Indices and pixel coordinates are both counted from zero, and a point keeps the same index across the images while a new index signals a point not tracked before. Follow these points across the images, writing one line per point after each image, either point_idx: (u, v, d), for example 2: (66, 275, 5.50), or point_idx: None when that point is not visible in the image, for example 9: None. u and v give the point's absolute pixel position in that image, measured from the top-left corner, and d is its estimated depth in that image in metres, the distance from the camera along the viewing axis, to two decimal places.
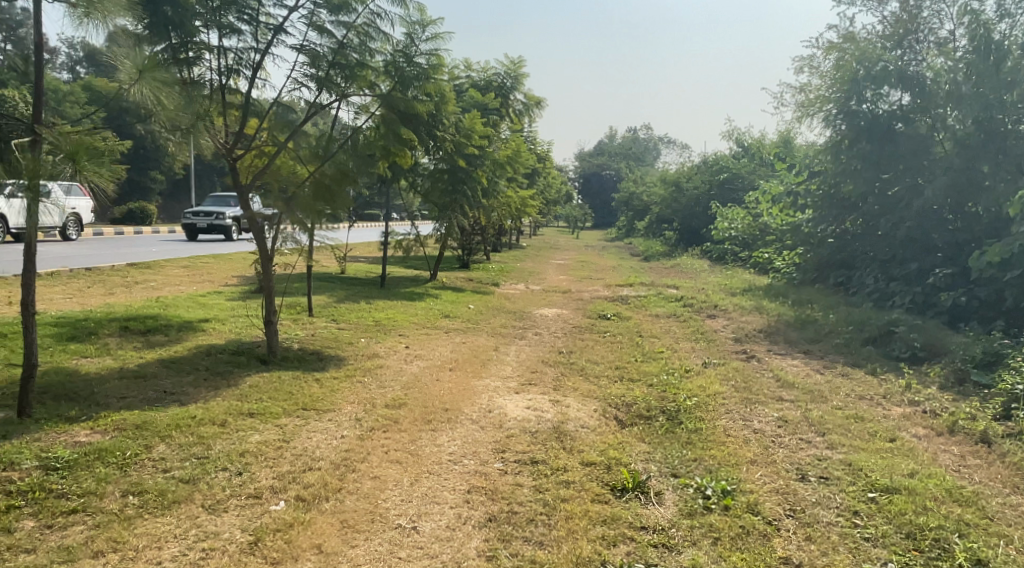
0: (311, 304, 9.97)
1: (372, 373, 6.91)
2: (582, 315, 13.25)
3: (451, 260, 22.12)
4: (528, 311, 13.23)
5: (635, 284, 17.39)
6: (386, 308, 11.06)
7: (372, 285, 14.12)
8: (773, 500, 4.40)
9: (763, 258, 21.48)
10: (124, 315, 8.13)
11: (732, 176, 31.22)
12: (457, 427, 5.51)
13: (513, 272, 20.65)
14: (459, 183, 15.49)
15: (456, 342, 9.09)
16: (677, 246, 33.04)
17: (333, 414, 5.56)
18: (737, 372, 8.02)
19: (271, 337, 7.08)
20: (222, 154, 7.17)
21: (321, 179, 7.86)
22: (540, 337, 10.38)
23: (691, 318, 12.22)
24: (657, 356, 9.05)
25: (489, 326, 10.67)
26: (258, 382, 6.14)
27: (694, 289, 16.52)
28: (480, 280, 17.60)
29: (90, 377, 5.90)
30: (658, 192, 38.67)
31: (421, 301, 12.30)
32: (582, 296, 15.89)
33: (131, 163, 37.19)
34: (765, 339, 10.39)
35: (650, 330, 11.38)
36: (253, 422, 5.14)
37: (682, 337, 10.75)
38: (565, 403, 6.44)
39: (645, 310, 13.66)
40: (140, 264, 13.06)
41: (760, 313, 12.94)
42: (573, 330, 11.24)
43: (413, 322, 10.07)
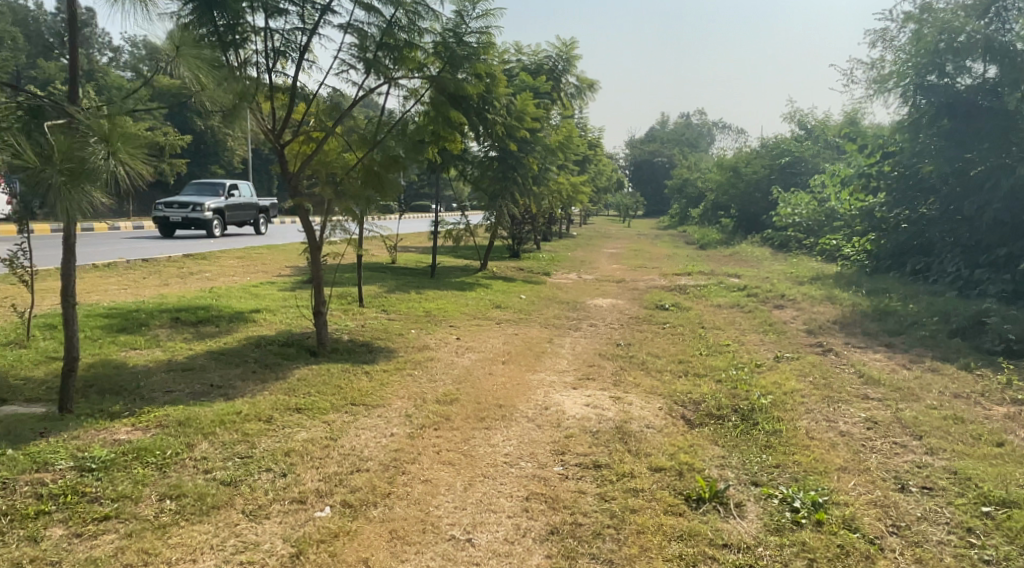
0: (362, 294, 9.74)
1: (422, 366, 6.59)
2: (638, 305, 12.71)
3: (503, 249, 21.76)
4: (583, 301, 12.76)
5: (694, 273, 16.71)
6: (437, 298, 10.75)
7: (423, 275, 13.85)
8: (872, 514, 3.90)
9: (831, 245, 20.50)
10: (175, 305, 8.01)
11: (794, 159, 29.96)
12: (513, 426, 5.13)
13: (565, 261, 20.16)
14: (509, 169, 15.25)
15: (510, 333, 8.73)
16: (736, 234, 31.96)
17: (382, 410, 5.24)
18: (812, 367, 7.42)
19: (320, 329, 6.83)
20: (269, 141, 6.92)
21: (369, 166, 7.57)
22: (596, 328, 9.91)
23: (757, 309, 11.58)
24: (722, 349, 8.50)
25: (543, 317, 10.27)
26: (306, 375, 5.88)
27: (757, 278, 15.77)
28: (532, 269, 17.18)
29: (136, 370, 5.71)
30: (715, 178, 37.50)
31: (472, 292, 11.96)
32: (638, 285, 15.35)
33: (191, 158, 38.05)
34: (839, 331, 9.70)
35: (713, 321, 10.81)
36: (300, 418, 4.85)
37: (748, 328, 10.13)
38: (628, 400, 6.00)
39: (707, 300, 13.05)
40: (196, 255, 13.10)
41: (830, 303, 12.18)
42: (631, 321, 10.74)
43: (464, 313, 9.75)
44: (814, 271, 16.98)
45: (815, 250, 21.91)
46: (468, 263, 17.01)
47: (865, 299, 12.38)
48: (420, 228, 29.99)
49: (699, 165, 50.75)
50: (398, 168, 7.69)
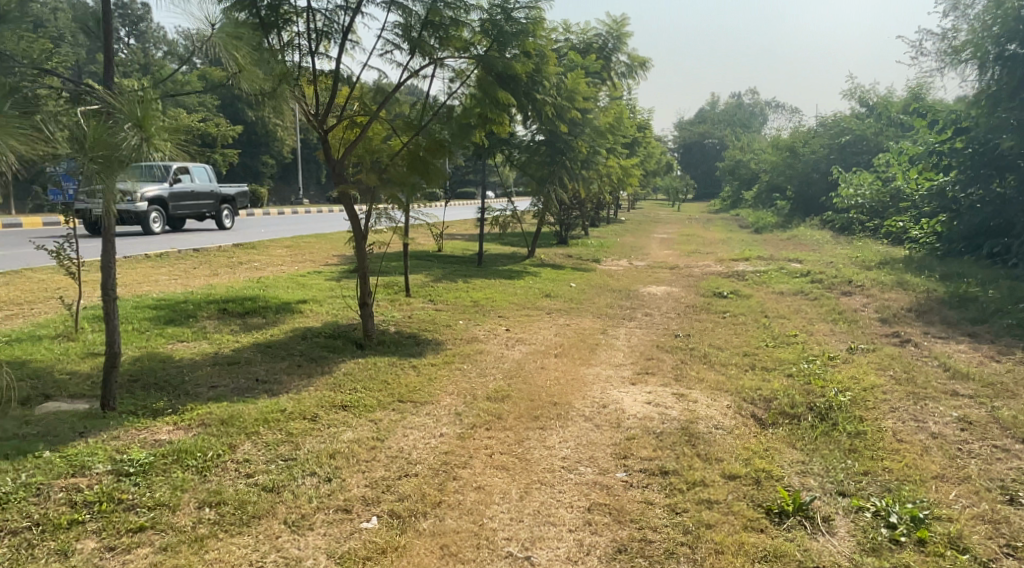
0: (408, 284, 9.52)
1: (472, 361, 6.32)
2: (694, 293, 12.23)
3: (551, 235, 21.40)
4: (636, 289, 12.34)
5: (751, 258, 16.08)
6: (485, 287, 10.48)
7: (470, 263, 13.60)
8: (981, 532, 3.48)
9: (898, 227, 19.59)
10: (223, 296, 7.89)
11: (855, 138, 28.73)
12: (569, 426, 4.82)
13: (615, 247, 19.68)
14: (557, 153, 14.86)
15: (562, 323, 8.41)
16: (793, 216, 30.94)
17: (430, 407, 4.98)
18: (889, 362, 6.91)
19: (366, 321, 6.61)
20: (312, 126, 6.68)
21: (415, 150, 7.28)
22: (651, 318, 9.51)
23: (823, 297, 11.01)
24: (788, 341, 8.02)
25: (595, 306, 9.90)
26: (353, 369, 5.66)
27: (819, 263, 15.06)
28: (581, 256, 16.78)
29: (182, 363, 5.56)
30: (770, 159, 36.32)
31: (520, 280, 11.66)
32: (693, 272, 14.83)
33: (243, 148, 38.62)
34: (913, 320, 9.10)
35: (776, 309, 10.29)
36: (346, 416, 4.60)
37: (814, 318, 9.59)
38: (691, 397, 5.62)
39: (767, 287, 12.49)
40: (246, 245, 13.09)
41: (901, 290, 11.49)
42: (687, 310, 10.30)
43: (514, 303, 9.45)
44: (880, 256, 16.16)
45: (880, 233, 20.98)
46: (516, 251, 16.71)
47: (939, 285, 11.65)
48: (466, 214, 29.80)
49: (752, 145, 49.33)
50: (444, 153, 7.39)
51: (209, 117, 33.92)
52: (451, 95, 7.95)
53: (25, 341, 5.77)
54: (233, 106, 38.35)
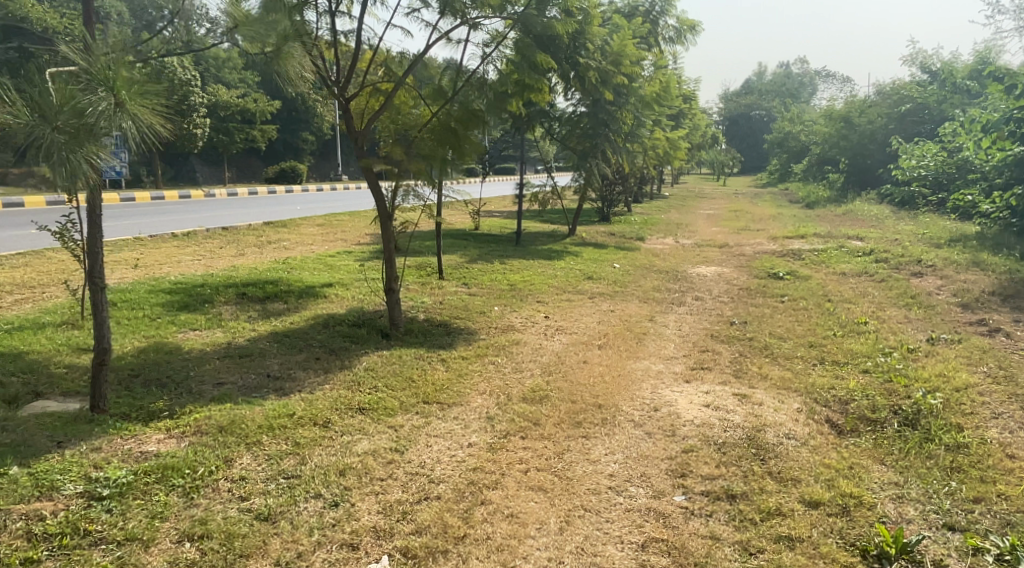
0: (441, 266, 8.97)
1: (508, 354, 5.74)
2: (747, 273, 11.45)
3: (593, 212, 20.63)
4: (683, 269, 11.61)
5: (807, 235, 15.15)
6: (523, 268, 9.86)
7: (508, 242, 13.00)
8: None
9: (966, 202, 18.52)
10: (244, 278, 7.41)
11: (916, 106, 27.14)
12: (616, 434, 4.23)
13: (660, 224, 18.84)
14: (600, 125, 14.11)
15: (605, 309, 7.78)
16: (848, 190, 29.76)
17: (459, 411, 4.42)
18: (978, 357, 6.14)
19: (393, 308, 6.08)
20: (332, 94, 6.07)
21: (445, 121, 6.64)
22: (702, 302, 8.80)
23: (892, 280, 10.18)
24: (858, 330, 7.26)
25: (641, 289, 9.24)
26: (376, 364, 5.12)
27: (883, 240, 14.06)
28: (624, 234, 16.02)
29: (190, 355, 5.07)
30: (822, 130, 34.69)
31: (560, 260, 11.03)
32: (744, 250, 14.01)
33: (282, 124, 38.44)
34: (997, 307, 8.22)
35: (840, 293, 9.51)
36: (362, 421, 4.05)
37: (883, 303, 8.77)
38: (755, 398, 4.95)
39: (827, 267, 11.65)
40: (277, 223, 12.65)
41: (977, 272, 10.54)
42: (741, 293, 9.54)
43: (553, 286, 8.83)
44: (948, 233, 15.10)
45: (947, 207, 19.85)
46: (556, 228, 16.02)
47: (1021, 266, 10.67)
48: (502, 190, 29.12)
49: (803, 116, 47.41)
50: (480, 125, 6.74)
51: (248, 93, 33.71)
52: (485, 60, 7.27)
53: (26, 329, 5.34)
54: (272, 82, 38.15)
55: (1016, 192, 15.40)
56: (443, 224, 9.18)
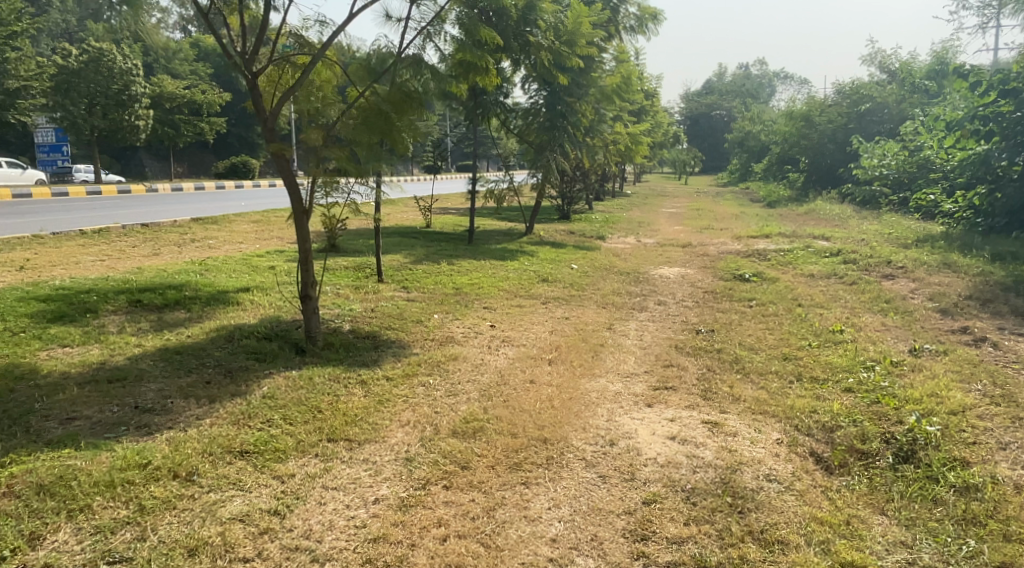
0: (380, 267, 8.08)
1: (442, 373, 4.91)
2: (712, 275, 10.81)
3: (553, 209, 19.90)
4: (645, 270, 10.93)
5: (773, 234, 14.63)
6: (473, 270, 9.03)
7: (460, 240, 12.16)
8: None
9: (929, 201, 18.36)
10: (144, 282, 6.44)
11: (875, 106, 26.98)
12: (563, 480, 3.44)
13: (621, 222, 18.16)
14: (558, 116, 13.40)
15: (559, 316, 7.01)
16: (809, 190, 29.64)
17: (370, 451, 3.56)
18: (969, 371, 5.52)
19: (309, 318, 5.20)
20: (236, 65, 5.15)
21: (374, 105, 5.74)
22: (666, 308, 8.08)
23: (863, 283, 9.65)
24: (835, 340, 6.61)
25: (599, 293, 8.51)
26: (278, 389, 4.23)
27: (849, 240, 13.58)
28: (584, 233, 15.29)
29: (46, 381, 4.14)
30: (782, 129, 34.49)
31: (513, 261, 10.24)
32: (707, 250, 13.41)
33: (232, 117, 36.94)
34: (978, 312, 7.67)
35: (810, 296, 8.92)
36: (240, 471, 3.18)
37: (857, 308, 8.17)
38: (728, 428, 4.21)
39: (794, 268, 11.11)
40: (207, 220, 11.62)
41: (950, 274, 10.05)
42: (706, 297, 8.85)
43: (504, 289, 8.04)
44: (913, 233, 14.74)
45: (909, 206, 19.64)
46: (513, 226, 15.22)
47: (995, 267, 10.22)
48: (455, 188, 28.22)
49: (762, 115, 47.40)
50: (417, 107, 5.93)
51: (195, 83, 32.23)
52: (423, 37, 6.42)
53: None
54: (222, 73, 36.60)
55: (979, 192, 15.51)
56: (382, 221, 8.28)
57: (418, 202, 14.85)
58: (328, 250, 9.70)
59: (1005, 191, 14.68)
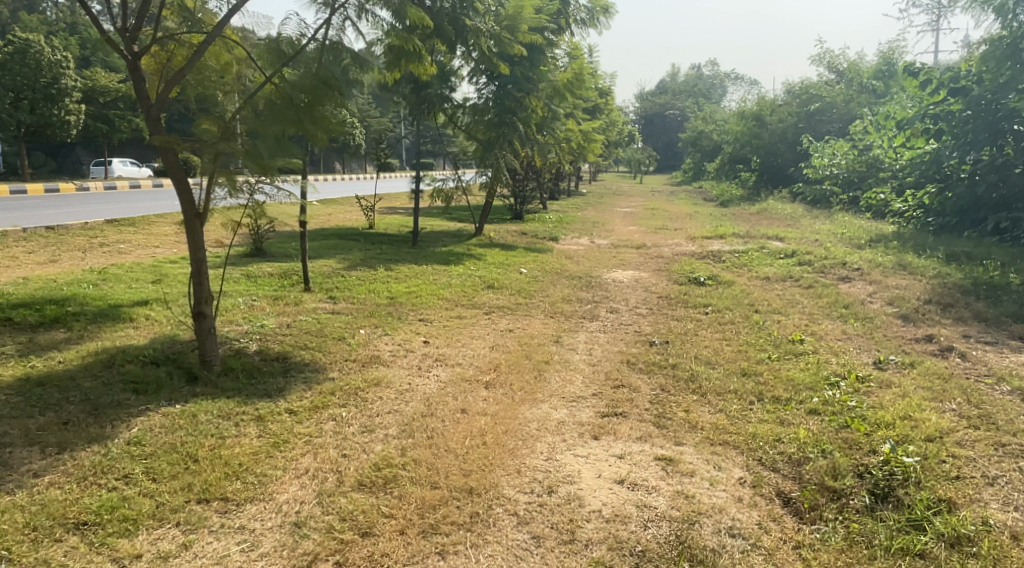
0: (306, 275, 7.34)
1: (359, 403, 4.24)
2: (666, 278, 10.35)
3: (504, 209, 19.29)
4: (597, 274, 10.41)
5: (726, 235, 14.32)
6: (411, 275, 8.36)
7: (403, 243, 11.46)
8: None
9: (879, 200, 18.39)
10: (22, 296, 5.61)
11: (825, 105, 27.10)
12: (488, 545, 2.87)
13: (574, 222, 17.67)
14: (506, 112, 12.78)
15: (501, 329, 6.38)
16: (761, 189, 29.65)
17: (249, 517, 2.93)
18: (942, 387, 5.08)
19: (204, 340, 4.51)
20: (115, 43, 4.42)
21: (284, 92, 5.04)
22: (617, 317, 7.53)
23: (820, 286, 9.28)
24: (798, 352, 6.13)
25: (547, 300, 7.94)
26: (148, 432, 3.53)
27: (804, 240, 13.30)
28: (535, 233, 14.73)
29: None
30: (733, 129, 34.56)
31: (457, 264, 9.60)
32: (661, 251, 12.99)
33: None
34: (940, 318, 7.32)
35: (767, 301, 8.49)
36: (70, 553, 2.64)
37: (816, 314, 7.76)
38: (685, 466, 3.65)
39: (750, 270, 10.72)
40: (123, 221, 10.66)
41: (906, 277, 9.76)
42: (660, 304, 8.35)
43: (443, 297, 7.40)
44: (867, 232, 14.60)
45: (860, 205, 19.63)
46: (462, 227, 14.54)
47: (951, 269, 9.98)
48: (401, 187, 27.30)
49: (713, 115, 47.58)
50: (337, 94, 5.25)
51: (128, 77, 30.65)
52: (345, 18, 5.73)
53: None
54: None
55: (929, 191, 15.45)
56: (308, 223, 7.48)
57: (360, 202, 14.08)
58: (254, 254, 8.91)
59: (954, 190, 14.63)
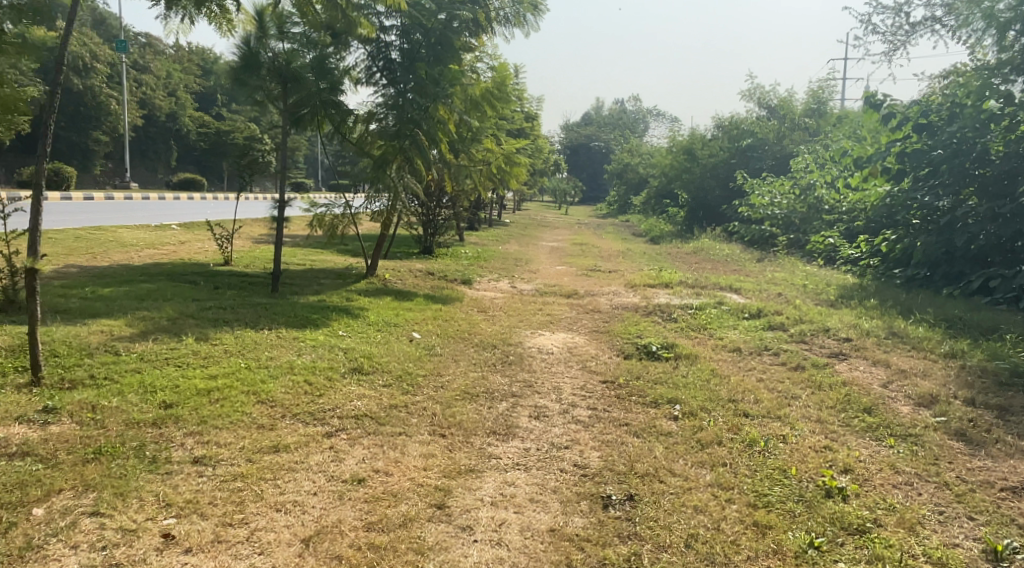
0: (36, 356, 4.43)
1: None
2: (607, 347, 7.83)
3: (414, 240, 16.44)
4: (517, 338, 7.78)
5: (672, 283, 12.01)
6: (237, 351, 5.48)
7: (260, 287, 8.54)
8: None
9: (827, 245, 16.67)
10: None
11: (756, 141, 25.74)
12: None
13: (493, 259, 15.03)
14: (406, 123, 10.04)
15: (343, 476, 3.58)
16: (691, 226, 27.95)
17: None
18: None
19: None
20: None
21: None
22: (546, 432, 4.84)
23: (811, 368, 6.91)
24: (853, 528, 3.60)
25: (439, 395, 5.22)
26: None
27: (763, 293, 11.17)
28: (444, 273, 12.02)
29: None
30: (661, 161, 32.98)
31: (319, 325, 6.76)
32: (597, 303, 10.50)
33: None
34: (1015, 439, 4.96)
35: (753, 394, 6.02)
36: None
37: (831, 424, 5.33)
38: None
39: (711, 337, 8.34)
40: None
41: (910, 354, 7.54)
42: (606, 398, 5.76)
43: (272, 397, 4.59)
44: (827, 283, 12.64)
45: (806, 249, 17.87)
46: (351, 264, 11.64)
47: (964, 345, 7.80)
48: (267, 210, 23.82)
49: (638, 148, 46.33)
50: None
51: None
52: None
53: None
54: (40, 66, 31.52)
55: (888, 237, 13.62)
56: (40, 269, 4.53)
57: (220, 228, 11.11)
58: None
59: (918, 237, 12.84)
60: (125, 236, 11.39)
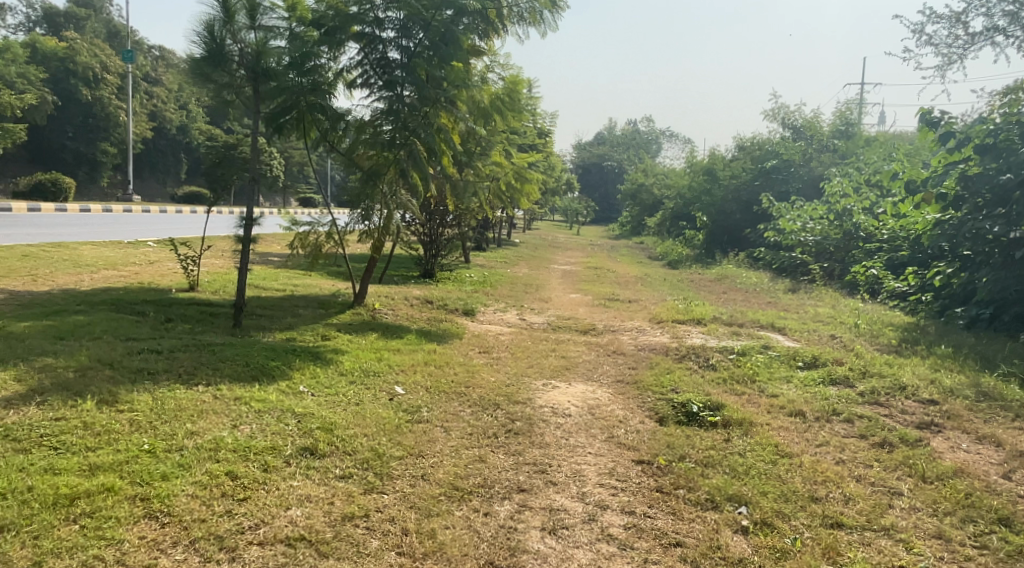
0: None
1: None
2: (636, 406, 6.32)
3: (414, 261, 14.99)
4: (525, 392, 6.29)
5: (704, 319, 10.52)
6: (146, 424, 4.06)
7: (223, 321, 7.20)
8: None
9: (869, 276, 15.12)
10: None
11: (782, 162, 23.89)
12: None
13: (501, 285, 13.58)
14: (402, 130, 8.66)
15: None
16: (712, 251, 26.41)
17: None
18: None
19: None
20: None
21: None
22: (565, 561, 3.40)
23: (902, 444, 5.40)
24: None
25: (417, 493, 3.77)
26: None
27: (811, 334, 9.66)
28: (444, 302, 10.59)
29: None
30: (679, 182, 31.54)
31: (275, 378, 5.32)
32: (619, 343, 9.02)
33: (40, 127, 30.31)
34: None
35: (839, 485, 4.53)
36: None
37: (965, 544, 3.87)
38: None
39: (762, 394, 6.82)
40: None
41: (1017, 426, 6.03)
42: (646, 492, 4.29)
43: (169, 506, 3.26)
44: (879, 321, 11.18)
45: (843, 280, 16.28)
46: (340, 289, 10.24)
47: None
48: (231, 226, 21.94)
49: (654, 167, 44.89)
50: None
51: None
52: None
53: None
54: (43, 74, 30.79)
55: (942, 270, 12.10)
56: None
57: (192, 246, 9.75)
58: None
59: (982, 272, 11.20)
60: (85, 253, 10.06)
